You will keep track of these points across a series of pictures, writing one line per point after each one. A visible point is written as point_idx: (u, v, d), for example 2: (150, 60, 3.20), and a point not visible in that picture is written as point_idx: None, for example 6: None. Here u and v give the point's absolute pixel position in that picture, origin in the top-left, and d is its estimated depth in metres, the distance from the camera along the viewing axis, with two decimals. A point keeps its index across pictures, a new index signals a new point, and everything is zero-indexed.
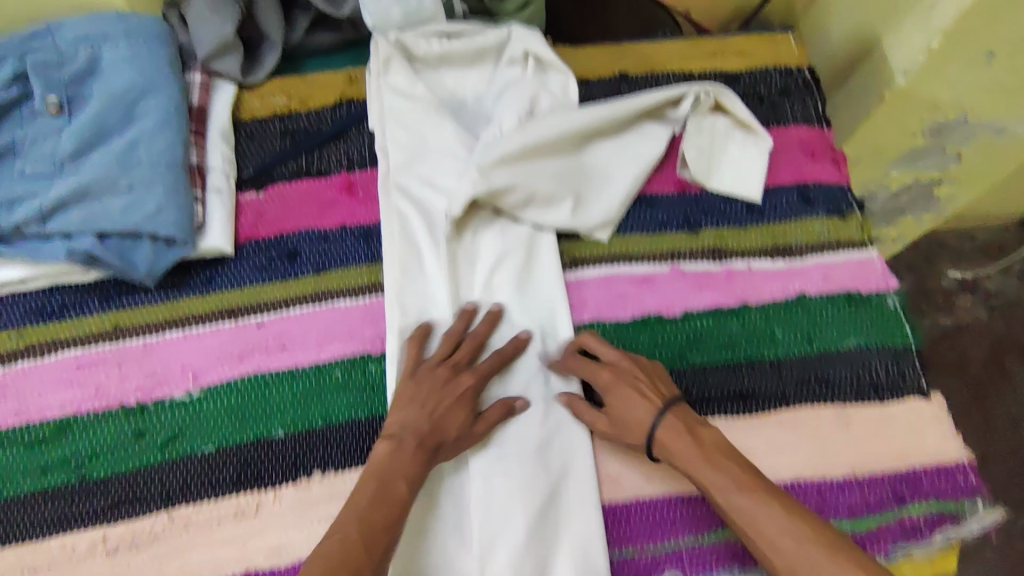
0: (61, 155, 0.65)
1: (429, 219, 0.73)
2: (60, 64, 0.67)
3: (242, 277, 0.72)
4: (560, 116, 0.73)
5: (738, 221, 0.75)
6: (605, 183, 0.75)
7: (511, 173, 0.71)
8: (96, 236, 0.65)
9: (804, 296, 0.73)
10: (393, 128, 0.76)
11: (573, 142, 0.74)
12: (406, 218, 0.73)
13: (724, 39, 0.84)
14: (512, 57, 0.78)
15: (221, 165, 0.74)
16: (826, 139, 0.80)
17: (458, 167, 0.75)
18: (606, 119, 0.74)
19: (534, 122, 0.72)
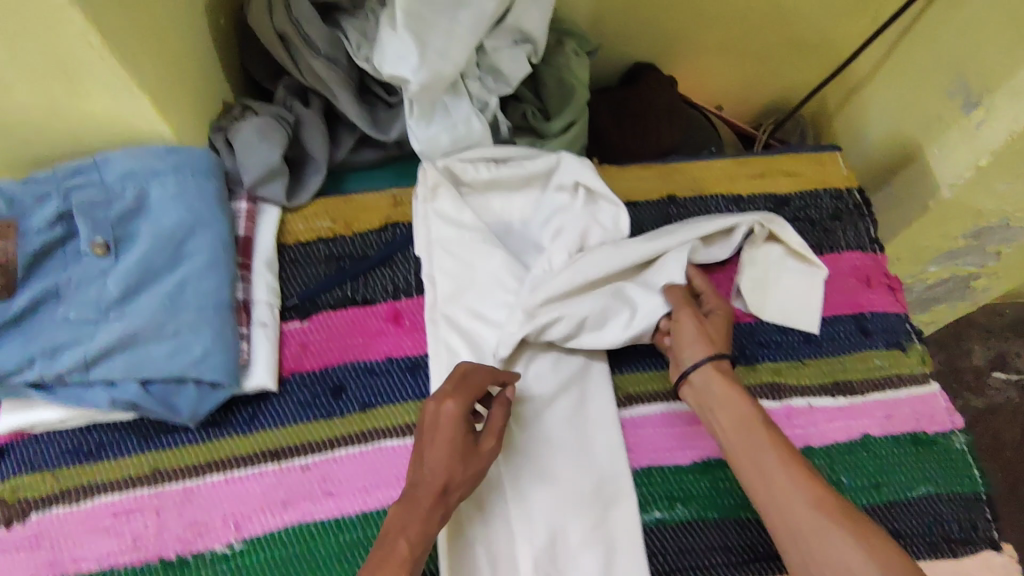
0: (107, 300, 0.63)
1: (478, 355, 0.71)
2: (107, 202, 0.66)
3: (285, 415, 0.69)
4: (608, 253, 0.72)
5: (796, 354, 0.73)
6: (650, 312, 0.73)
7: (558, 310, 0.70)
8: (140, 383, 0.63)
9: (868, 437, 0.70)
10: (440, 258, 0.75)
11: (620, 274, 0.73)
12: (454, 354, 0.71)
13: (771, 159, 0.84)
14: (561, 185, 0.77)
15: (267, 296, 0.72)
16: (881, 265, 0.79)
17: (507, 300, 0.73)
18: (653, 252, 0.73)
19: (583, 258, 0.72)
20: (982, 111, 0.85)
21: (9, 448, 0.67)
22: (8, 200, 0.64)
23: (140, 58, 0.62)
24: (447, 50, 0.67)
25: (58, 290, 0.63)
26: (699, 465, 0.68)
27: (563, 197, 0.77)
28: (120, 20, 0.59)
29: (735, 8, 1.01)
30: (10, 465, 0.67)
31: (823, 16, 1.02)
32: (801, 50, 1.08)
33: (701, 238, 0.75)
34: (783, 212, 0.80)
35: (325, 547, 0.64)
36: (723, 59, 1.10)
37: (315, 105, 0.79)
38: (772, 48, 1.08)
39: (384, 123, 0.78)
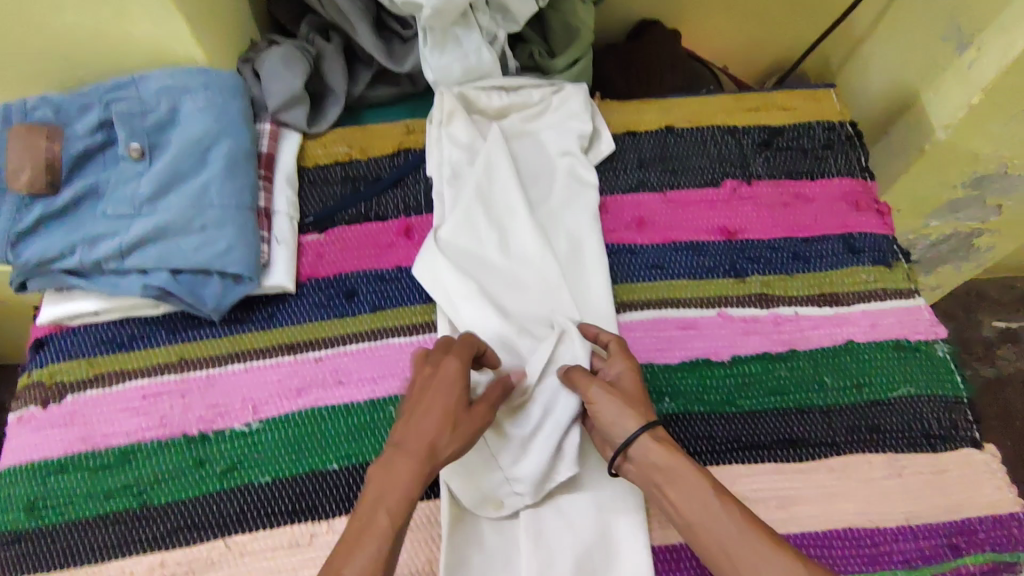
0: (141, 197, 0.69)
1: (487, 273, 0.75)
2: (143, 113, 0.72)
3: (303, 314, 0.75)
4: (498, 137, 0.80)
5: (784, 269, 0.77)
6: (574, 204, 0.80)
7: (476, 194, 0.78)
8: (169, 272, 0.68)
9: (852, 343, 0.73)
10: (477, 214, 0.77)
11: (536, 155, 0.82)
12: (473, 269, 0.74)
13: (766, 94, 0.88)
14: (541, 105, 0.83)
15: (286, 209, 0.78)
16: (871, 191, 0.82)
17: (493, 219, 0.77)
18: (550, 157, 0.82)
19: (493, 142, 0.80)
20: (973, 51, 0.89)
21: (48, 339, 0.73)
22: (54, 107, 0.70)
23: None
24: None
25: (97, 187, 0.69)
26: (686, 364, 0.72)
27: (540, 112, 0.83)
28: None
29: None
30: (47, 355, 0.73)
31: None
32: (800, 8, 1.13)
33: (591, 135, 0.83)
34: (776, 141, 0.84)
35: (364, 418, 0.70)
36: (725, 18, 1.16)
37: (335, 40, 0.86)
38: (772, 6, 1.13)
39: (399, 57, 0.84)
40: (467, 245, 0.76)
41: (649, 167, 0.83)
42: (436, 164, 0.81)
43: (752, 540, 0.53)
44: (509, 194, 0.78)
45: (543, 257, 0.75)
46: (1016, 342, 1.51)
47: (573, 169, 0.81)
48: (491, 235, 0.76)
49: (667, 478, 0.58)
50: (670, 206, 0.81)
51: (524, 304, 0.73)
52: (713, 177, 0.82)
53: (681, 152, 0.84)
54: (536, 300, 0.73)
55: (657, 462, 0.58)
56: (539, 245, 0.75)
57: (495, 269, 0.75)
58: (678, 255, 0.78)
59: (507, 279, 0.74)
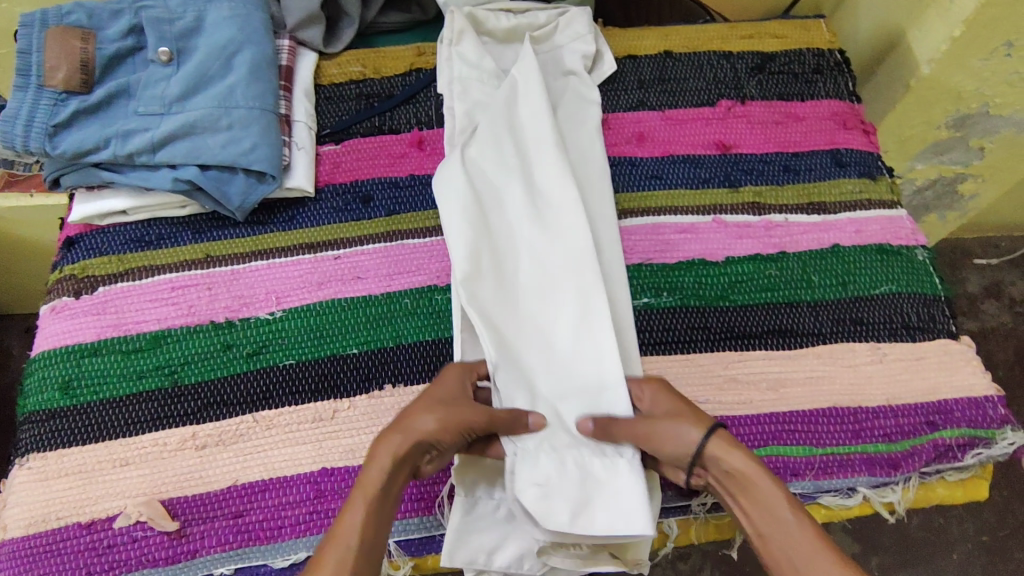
0: (170, 96, 0.73)
1: (500, 188, 0.76)
2: (171, 20, 0.75)
3: (321, 217, 0.79)
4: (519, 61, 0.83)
5: (776, 180, 0.82)
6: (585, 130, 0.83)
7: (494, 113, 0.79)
8: (197, 167, 0.72)
9: (838, 246, 0.78)
10: (495, 132, 0.78)
11: (551, 82, 0.85)
12: (486, 184, 0.76)
13: (760, 24, 0.92)
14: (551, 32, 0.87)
15: (305, 119, 0.82)
16: (856, 112, 0.87)
17: (509, 137, 0.78)
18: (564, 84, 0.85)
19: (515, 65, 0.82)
20: None
21: (78, 240, 0.77)
22: (88, 13, 0.74)
23: None
24: None
25: (129, 87, 0.73)
26: (684, 264, 0.77)
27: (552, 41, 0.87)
28: None
29: None
30: (80, 252, 0.76)
31: None
32: None
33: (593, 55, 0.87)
34: (769, 66, 0.89)
35: (381, 310, 0.74)
36: None
37: None
38: None
39: None
40: (481, 162, 0.77)
41: (649, 88, 0.87)
42: (447, 82, 0.85)
43: (825, 551, 0.54)
44: (534, 121, 0.79)
45: (564, 198, 0.74)
46: (999, 298, 1.56)
47: (585, 97, 0.85)
48: (510, 156, 0.77)
49: (738, 486, 0.58)
50: (669, 124, 0.85)
51: (542, 256, 0.73)
52: (709, 97, 0.87)
53: (679, 74, 0.88)
54: (558, 259, 0.72)
55: (733, 468, 0.58)
56: (559, 177, 0.76)
57: (506, 189, 0.76)
58: (675, 167, 0.83)
59: (521, 207, 0.75)
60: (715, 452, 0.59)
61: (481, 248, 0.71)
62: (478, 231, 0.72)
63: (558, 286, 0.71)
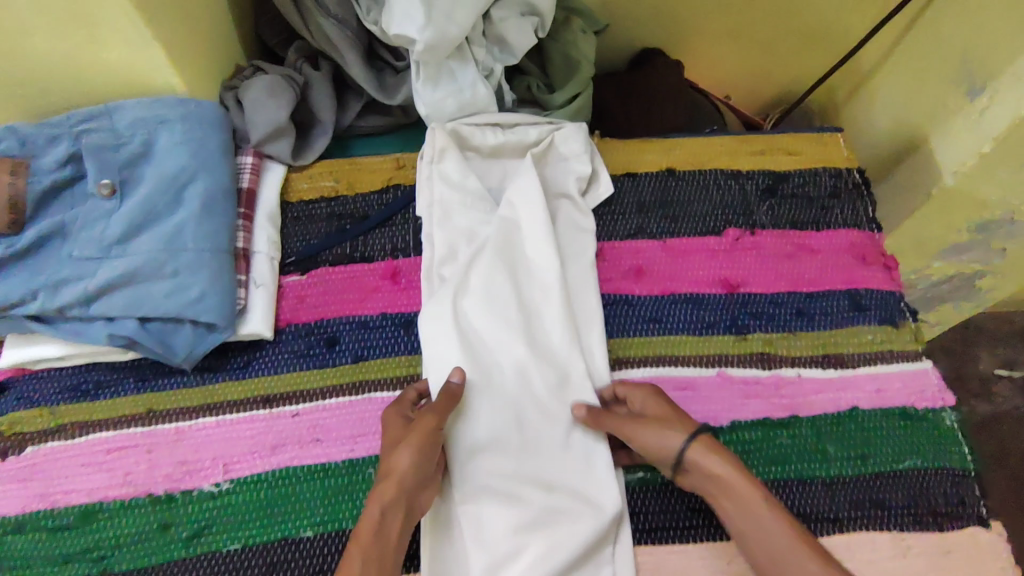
0: (109, 239, 0.65)
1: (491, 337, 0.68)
2: (115, 147, 0.68)
3: (280, 364, 0.71)
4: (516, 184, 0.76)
5: (787, 326, 0.74)
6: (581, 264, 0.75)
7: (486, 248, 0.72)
8: (138, 320, 0.64)
9: (856, 409, 0.70)
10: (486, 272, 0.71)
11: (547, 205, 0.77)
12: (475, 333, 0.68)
13: (772, 136, 0.84)
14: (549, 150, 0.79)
15: (266, 249, 0.74)
16: (876, 243, 0.79)
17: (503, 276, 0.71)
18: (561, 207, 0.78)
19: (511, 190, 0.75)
20: (985, 97, 0.85)
21: (11, 385, 0.70)
22: (22, 140, 0.66)
23: (157, 11, 0.65)
24: (452, 12, 0.69)
25: (63, 226, 0.65)
26: None
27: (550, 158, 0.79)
28: None
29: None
30: (8, 402, 0.69)
31: (828, 5, 1.02)
32: (808, 41, 1.10)
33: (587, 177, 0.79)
34: (781, 188, 0.81)
35: (342, 482, 0.66)
36: (730, 51, 1.13)
37: (324, 69, 0.81)
38: (778, 40, 1.09)
39: (391, 88, 0.80)
40: (478, 307, 0.70)
41: (649, 213, 0.79)
42: (428, 205, 0.77)
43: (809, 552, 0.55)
44: (533, 259, 0.74)
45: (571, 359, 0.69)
46: None
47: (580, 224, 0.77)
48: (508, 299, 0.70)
49: (723, 491, 0.60)
50: (671, 255, 0.77)
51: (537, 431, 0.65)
52: (715, 224, 0.79)
53: (682, 197, 0.80)
54: (550, 429, 0.66)
55: (711, 473, 0.60)
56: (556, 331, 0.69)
57: (505, 342, 0.68)
58: (676, 308, 0.74)
59: (515, 369, 0.67)
60: (698, 457, 0.60)
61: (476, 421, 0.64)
62: (473, 400, 0.65)
63: (552, 467, 0.65)
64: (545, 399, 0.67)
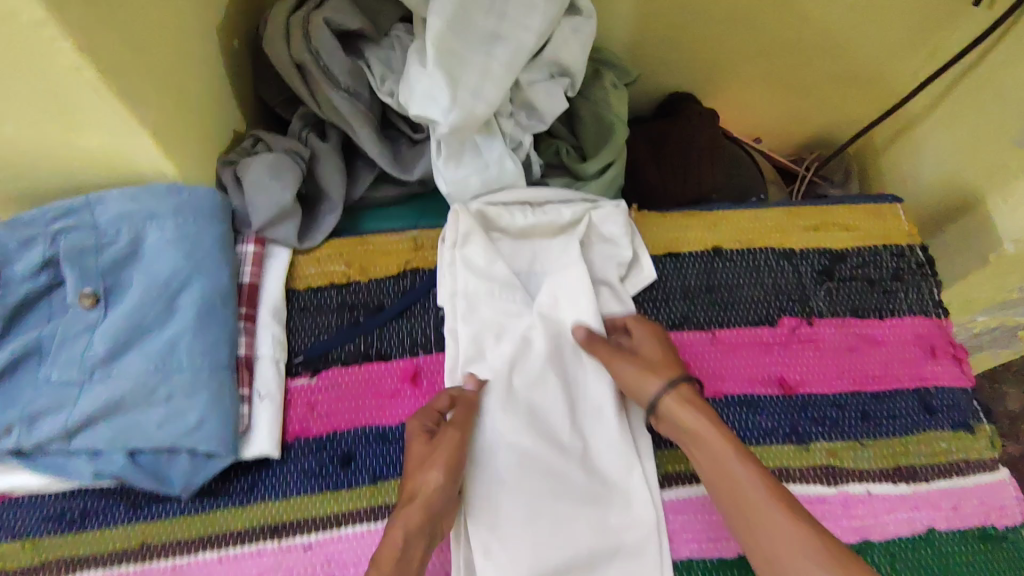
0: (92, 360, 0.57)
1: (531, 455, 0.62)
2: (98, 248, 0.59)
3: (289, 486, 0.63)
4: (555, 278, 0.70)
5: (853, 433, 0.67)
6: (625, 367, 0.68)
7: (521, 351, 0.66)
8: (127, 453, 0.56)
9: (932, 531, 0.63)
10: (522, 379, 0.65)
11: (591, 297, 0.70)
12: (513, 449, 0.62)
13: (826, 209, 0.77)
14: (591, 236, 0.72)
15: (272, 352, 0.66)
16: (945, 333, 0.72)
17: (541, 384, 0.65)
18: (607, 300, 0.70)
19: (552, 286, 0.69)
20: None
21: None
22: None
23: (143, 92, 0.56)
24: (481, 88, 0.61)
25: (40, 343, 0.57)
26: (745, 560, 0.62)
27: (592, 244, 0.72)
28: (119, 53, 0.52)
29: (787, 39, 0.94)
30: None
31: (877, 49, 0.94)
32: (850, 87, 1.01)
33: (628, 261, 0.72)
34: (839, 270, 0.73)
35: None
36: (765, 94, 1.04)
37: (333, 139, 0.74)
38: (818, 83, 1.01)
39: (408, 162, 0.72)
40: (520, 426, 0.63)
41: (695, 299, 0.72)
42: (450, 295, 0.69)
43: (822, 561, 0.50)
44: (578, 365, 0.67)
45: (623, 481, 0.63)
46: None
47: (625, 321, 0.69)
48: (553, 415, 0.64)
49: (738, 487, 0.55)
50: (721, 350, 0.69)
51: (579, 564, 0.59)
52: (768, 313, 0.71)
53: (731, 280, 0.73)
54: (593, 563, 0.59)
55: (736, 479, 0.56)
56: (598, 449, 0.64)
57: (547, 460, 0.62)
58: (730, 414, 0.67)
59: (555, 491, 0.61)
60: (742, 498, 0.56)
61: (523, 562, 0.58)
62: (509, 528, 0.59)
63: None
64: (596, 529, 0.60)
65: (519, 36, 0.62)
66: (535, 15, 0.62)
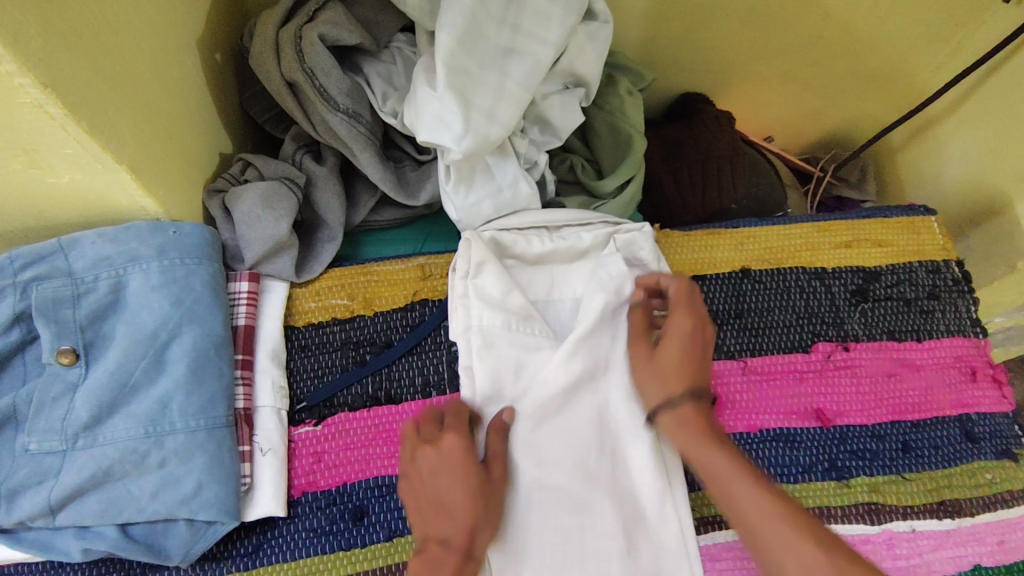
0: (74, 426, 0.51)
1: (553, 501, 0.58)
2: (74, 298, 0.53)
3: (297, 547, 0.58)
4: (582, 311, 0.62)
5: (893, 467, 0.63)
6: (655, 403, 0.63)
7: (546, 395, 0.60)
8: (119, 526, 0.52)
9: (979, 568, 0.60)
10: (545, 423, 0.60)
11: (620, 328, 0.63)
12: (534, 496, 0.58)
13: (858, 224, 0.73)
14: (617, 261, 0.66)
15: (273, 400, 0.61)
16: (984, 354, 0.68)
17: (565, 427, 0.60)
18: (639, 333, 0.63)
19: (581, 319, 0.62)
20: None
21: None
22: None
23: (117, 125, 0.50)
24: (495, 110, 0.56)
25: (15, 409, 0.51)
26: None
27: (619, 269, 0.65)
28: (89, 87, 0.46)
29: (804, 36, 0.89)
30: None
31: (900, 46, 0.89)
32: (867, 85, 0.96)
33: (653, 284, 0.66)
34: (874, 289, 0.70)
35: None
36: (780, 92, 0.99)
37: (330, 162, 0.68)
38: (836, 80, 0.96)
39: (414, 186, 0.66)
40: (552, 478, 0.58)
41: (724, 326, 0.67)
42: (465, 334, 0.63)
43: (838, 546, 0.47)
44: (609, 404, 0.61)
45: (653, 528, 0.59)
46: None
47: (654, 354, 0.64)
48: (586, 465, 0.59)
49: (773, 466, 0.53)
50: (754, 381, 0.65)
51: None
52: (800, 338, 0.67)
53: (761, 304, 0.68)
54: None
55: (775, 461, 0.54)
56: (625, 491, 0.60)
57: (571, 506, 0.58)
58: (766, 450, 0.63)
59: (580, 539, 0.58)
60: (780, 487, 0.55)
61: None
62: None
63: None
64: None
65: (535, 50, 0.56)
66: (554, 26, 0.56)
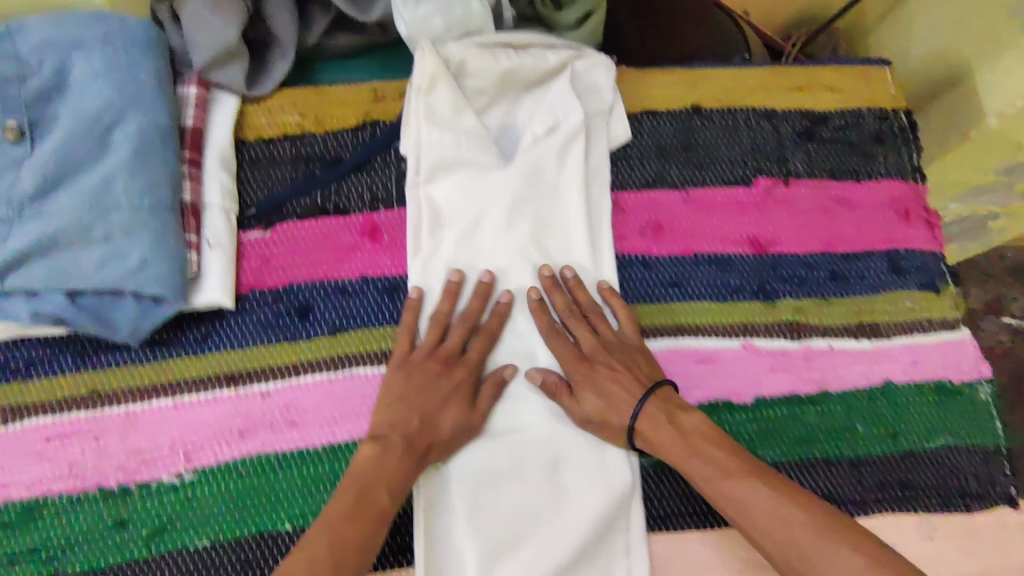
0: (21, 197, 0.53)
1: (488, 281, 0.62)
2: (20, 78, 0.54)
3: (243, 337, 0.61)
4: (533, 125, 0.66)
5: (819, 292, 0.66)
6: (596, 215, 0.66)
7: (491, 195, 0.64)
8: (67, 295, 0.54)
9: (891, 384, 0.64)
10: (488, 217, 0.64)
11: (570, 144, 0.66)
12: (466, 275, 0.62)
13: (814, 70, 0.74)
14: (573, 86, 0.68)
15: (221, 201, 0.63)
16: (920, 196, 0.71)
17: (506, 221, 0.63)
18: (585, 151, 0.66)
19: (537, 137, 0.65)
20: None
21: None
22: None
23: None
24: None
25: None
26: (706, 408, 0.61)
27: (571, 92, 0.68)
28: None
29: None
30: None
31: None
32: None
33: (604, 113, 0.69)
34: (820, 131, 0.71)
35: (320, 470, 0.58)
36: None
37: None
38: None
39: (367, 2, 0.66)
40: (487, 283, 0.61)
41: (670, 158, 0.69)
42: (415, 148, 0.65)
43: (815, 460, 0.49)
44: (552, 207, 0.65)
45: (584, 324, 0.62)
46: None
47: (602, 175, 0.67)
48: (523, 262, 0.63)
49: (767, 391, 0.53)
50: (694, 209, 0.67)
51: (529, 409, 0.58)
52: (744, 173, 0.69)
53: (708, 139, 0.70)
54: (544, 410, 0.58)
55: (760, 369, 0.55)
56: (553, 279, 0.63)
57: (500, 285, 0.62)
58: (698, 271, 0.66)
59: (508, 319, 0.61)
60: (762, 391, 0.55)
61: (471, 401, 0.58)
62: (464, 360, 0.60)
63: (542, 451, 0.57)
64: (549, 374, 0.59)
65: None
66: None
